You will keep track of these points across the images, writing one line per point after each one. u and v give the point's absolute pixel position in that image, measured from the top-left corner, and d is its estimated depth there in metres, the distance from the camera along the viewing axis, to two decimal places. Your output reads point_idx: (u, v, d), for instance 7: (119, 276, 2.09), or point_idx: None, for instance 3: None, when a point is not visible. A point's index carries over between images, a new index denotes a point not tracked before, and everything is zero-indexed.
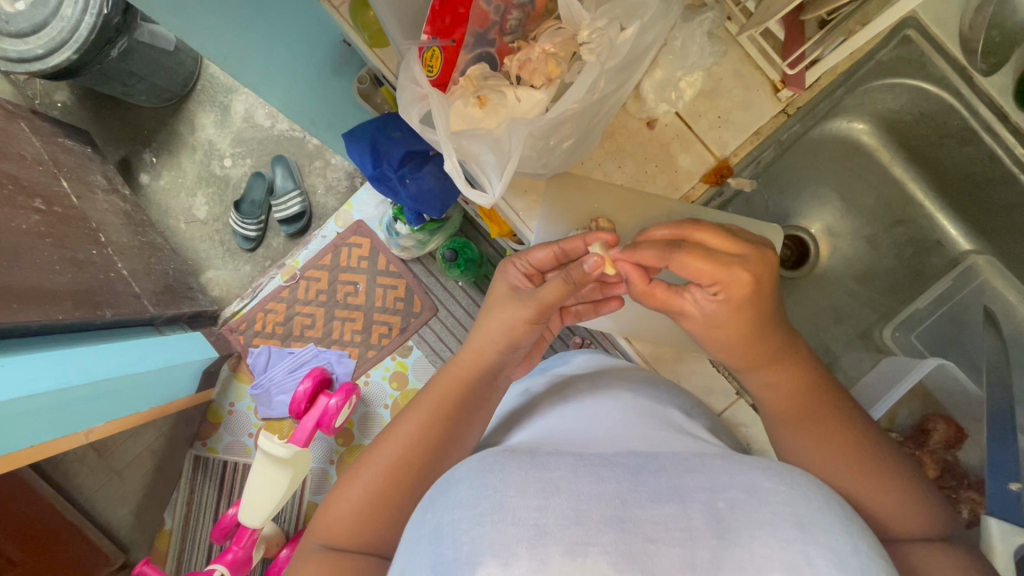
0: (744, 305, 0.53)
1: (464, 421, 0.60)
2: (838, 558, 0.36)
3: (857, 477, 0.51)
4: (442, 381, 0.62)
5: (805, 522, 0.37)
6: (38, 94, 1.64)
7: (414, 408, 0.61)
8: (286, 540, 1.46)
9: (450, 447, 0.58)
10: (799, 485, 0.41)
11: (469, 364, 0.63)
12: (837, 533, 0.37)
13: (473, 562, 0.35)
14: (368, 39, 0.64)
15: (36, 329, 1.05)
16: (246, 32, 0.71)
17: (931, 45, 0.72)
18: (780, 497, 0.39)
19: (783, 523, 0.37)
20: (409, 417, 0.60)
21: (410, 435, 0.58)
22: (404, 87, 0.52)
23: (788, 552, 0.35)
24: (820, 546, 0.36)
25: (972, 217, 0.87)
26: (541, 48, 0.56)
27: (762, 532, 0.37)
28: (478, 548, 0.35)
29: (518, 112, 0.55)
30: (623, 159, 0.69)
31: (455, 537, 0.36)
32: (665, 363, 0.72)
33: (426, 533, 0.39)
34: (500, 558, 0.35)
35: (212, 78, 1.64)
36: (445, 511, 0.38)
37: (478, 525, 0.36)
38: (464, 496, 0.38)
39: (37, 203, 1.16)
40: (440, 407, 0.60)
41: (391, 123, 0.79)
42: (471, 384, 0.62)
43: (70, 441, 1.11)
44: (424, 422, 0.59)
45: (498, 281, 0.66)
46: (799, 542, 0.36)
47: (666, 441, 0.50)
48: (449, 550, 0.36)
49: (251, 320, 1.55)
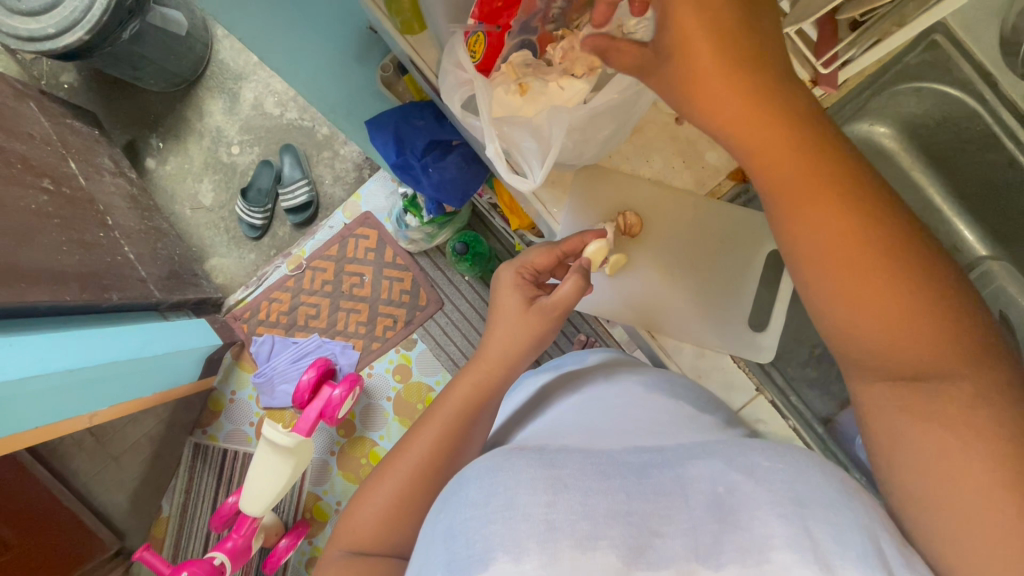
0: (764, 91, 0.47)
1: (481, 420, 0.60)
2: (839, 533, 0.36)
3: (931, 351, 0.46)
4: (462, 382, 0.62)
5: (803, 500, 0.38)
6: (44, 74, 1.62)
7: (433, 413, 0.61)
8: (285, 530, 1.45)
9: (467, 446, 0.58)
10: (798, 464, 0.41)
11: (487, 364, 0.62)
12: (837, 507, 0.38)
13: (485, 559, 0.34)
14: (399, 25, 0.64)
15: (43, 310, 1.04)
16: (272, 15, 0.71)
17: (956, 51, 0.73)
18: (779, 475, 0.40)
19: (782, 501, 0.38)
20: (428, 422, 0.59)
21: (429, 439, 0.58)
22: (447, 70, 0.52)
23: (790, 528, 0.36)
24: (823, 524, 0.36)
25: (989, 223, 0.88)
26: (587, 37, 0.53)
27: (762, 512, 0.37)
28: (490, 544, 0.35)
29: (559, 100, 0.55)
30: (651, 153, 0.69)
31: (468, 535, 0.36)
32: (686, 359, 0.72)
33: (440, 534, 0.38)
34: (511, 554, 0.34)
35: (222, 63, 1.64)
36: (457, 511, 0.38)
37: (490, 523, 0.36)
38: (475, 495, 0.38)
39: (45, 182, 1.14)
40: (461, 410, 0.59)
41: (414, 111, 0.80)
42: (494, 383, 0.61)
43: (73, 425, 1.11)
44: (441, 425, 0.58)
45: (496, 285, 0.66)
46: (800, 518, 0.36)
47: (676, 433, 0.52)
48: (463, 549, 0.35)
49: (256, 309, 1.55)
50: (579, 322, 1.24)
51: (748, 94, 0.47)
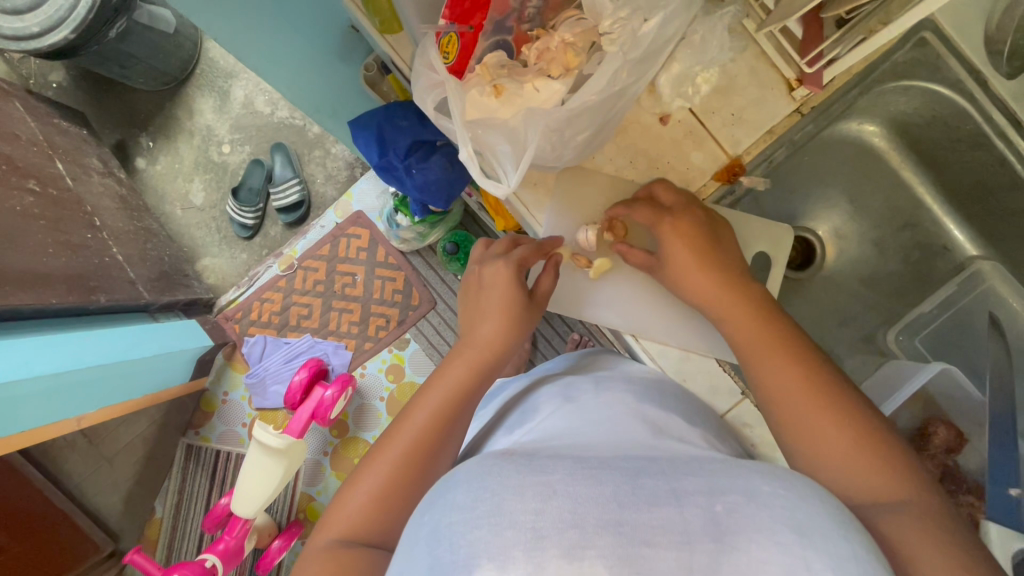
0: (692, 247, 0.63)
1: (473, 405, 0.60)
2: (838, 565, 0.35)
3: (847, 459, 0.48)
4: (453, 366, 0.61)
5: (804, 527, 0.36)
6: (32, 74, 1.61)
7: (418, 399, 0.59)
8: (278, 531, 1.44)
9: (459, 428, 0.58)
10: (798, 488, 0.40)
11: (480, 350, 0.62)
12: (835, 537, 0.36)
13: (470, 564, 0.34)
14: (378, 24, 0.63)
15: (30, 313, 1.03)
16: (253, 14, 0.69)
17: (946, 48, 0.72)
18: (780, 500, 0.38)
19: (769, 523, 0.36)
20: (420, 405, 0.58)
21: (421, 423, 0.57)
22: (420, 73, 0.52)
23: (788, 558, 0.35)
24: (820, 551, 0.35)
25: (979, 223, 0.87)
26: (561, 37, 0.54)
27: (760, 536, 0.36)
28: (475, 551, 0.35)
29: (536, 101, 0.54)
30: (636, 155, 0.68)
31: (453, 540, 0.36)
32: (671, 363, 0.71)
33: (425, 535, 0.38)
34: (497, 562, 0.34)
35: (211, 62, 1.62)
36: (444, 514, 0.38)
37: (474, 529, 0.36)
38: (463, 499, 0.38)
39: (31, 183, 1.13)
40: (450, 396, 0.59)
41: (398, 111, 0.78)
42: (484, 371, 0.61)
43: (62, 428, 1.10)
44: (430, 410, 0.57)
45: (483, 275, 0.66)
46: (799, 546, 0.35)
47: (667, 445, 0.50)
48: (447, 553, 0.35)
49: (248, 309, 1.54)
50: (571, 321, 1.23)
51: (690, 264, 0.62)
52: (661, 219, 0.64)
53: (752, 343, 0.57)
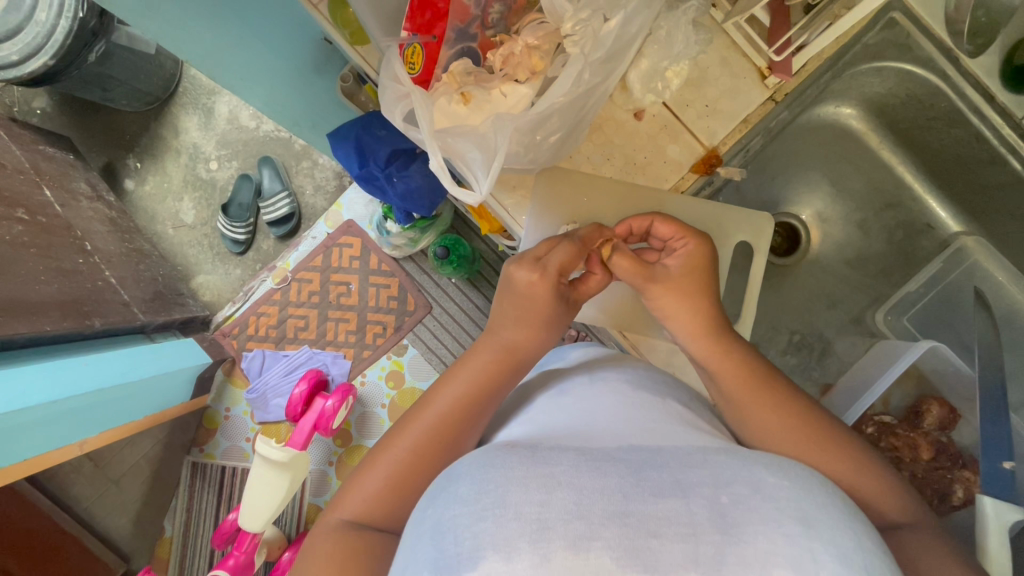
0: (700, 266, 0.64)
1: (496, 400, 0.59)
2: (843, 555, 0.35)
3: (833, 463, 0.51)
4: (478, 357, 0.61)
5: (809, 518, 0.37)
6: (15, 102, 1.61)
7: (442, 389, 0.60)
8: (288, 543, 1.45)
9: (480, 425, 0.57)
10: (801, 481, 0.40)
11: (503, 342, 0.61)
12: (838, 527, 0.36)
13: (474, 557, 0.34)
14: (348, 36, 0.64)
15: (25, 342, 1.03)
16: (221, 31, 0.69)
17: (916, 28, 0.71)
18: (785, 492, 0.38)
19: (784, 519, 0.36)
20: (442, 395, 0.59)
21: (439, 413, 0.57)
22: (386, 86, 0.52)
23: (795, 549, 0.35)
24: (825, 543, 0.35)
25: (961, 200, 0.89)
26: (524, 41, 0.56)
27: (766, 528, 0.36)
28: (480, 542, 0.35)
29: (504, 107, 0.56)
30: (612, 152, 0.69)
31: (457, 532, 0.36)
32: (662, 356, 0.73)
33: (428, 529, 0.38)
34: (502, 553, 0.34)
35: (193, 80, 1.62)
36: (447, 508, 0.38)
37: (480, 520, 0.36)
38: (466, 492, 0.38)
39: (19, 212, 1.12)
40: (471, 389, 0.58)
41: (375, 121, 0.79)
42: (509, 365, 0.61)
43: (64, 454, 1.09)
44: (452, 400, 0.58)
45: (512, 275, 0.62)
46: (804, 538, 0.35)
47: (668, 435, 0.50)
48: (451, 546, 0.36)
49: (244, 324, 1.54)
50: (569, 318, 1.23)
51: (691, 287, 0.63)
52: (685, 237, 0.64)
53: (754, 391, 0.57)
